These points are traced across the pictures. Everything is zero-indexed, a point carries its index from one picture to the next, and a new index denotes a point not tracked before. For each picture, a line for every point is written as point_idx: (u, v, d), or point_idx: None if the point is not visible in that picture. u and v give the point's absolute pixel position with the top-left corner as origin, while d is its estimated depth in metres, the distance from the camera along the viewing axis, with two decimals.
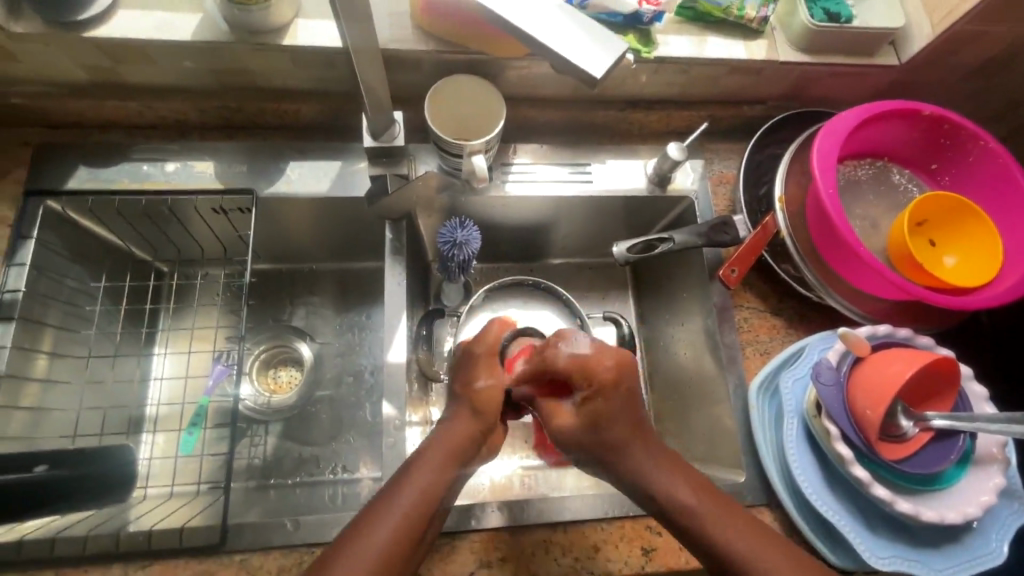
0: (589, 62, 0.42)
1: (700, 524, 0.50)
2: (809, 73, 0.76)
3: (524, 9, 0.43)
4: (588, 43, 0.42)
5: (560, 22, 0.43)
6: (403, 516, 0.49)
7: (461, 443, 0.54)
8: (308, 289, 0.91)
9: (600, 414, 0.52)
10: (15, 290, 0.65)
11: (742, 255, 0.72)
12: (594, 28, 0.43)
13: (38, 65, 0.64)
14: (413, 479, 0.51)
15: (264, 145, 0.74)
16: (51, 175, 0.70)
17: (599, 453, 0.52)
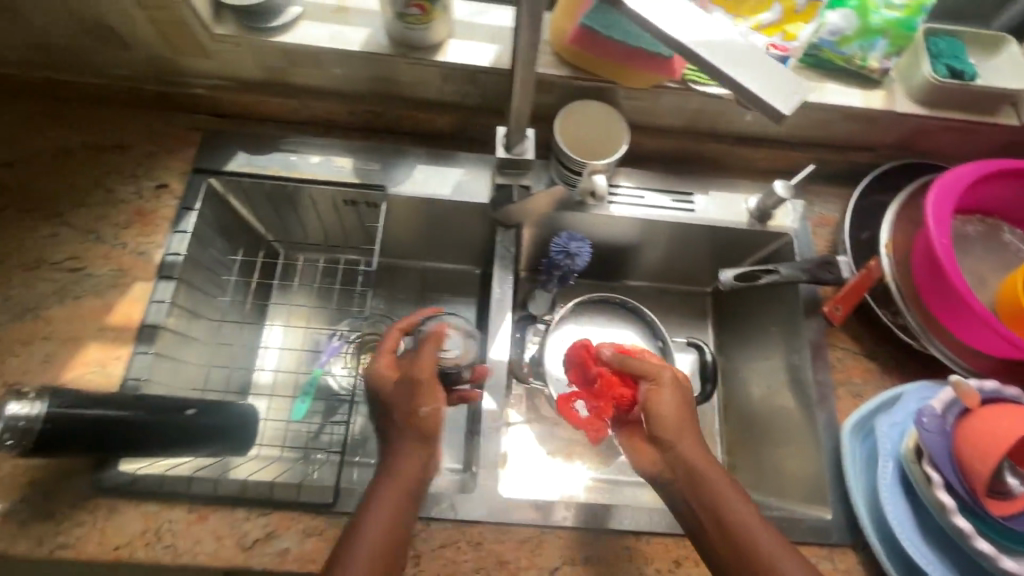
0: (770, 96, 0.37)
1: (738, 522, 0.55)
2: (924, 125, 0.77)
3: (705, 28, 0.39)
4: (774, 79, 0.37)
5: (745, 54, 0.38)
6: (382, 529, 0.54)
7: (412, 475, 0.58)
8: (407, 283, 0.97)
9: (674, 402, 0.63)
10: (178, 253, 0.74)
11: (848, 293, 0.74)
12: (771, 68, 0.38)
13: (224, 62, 0.74)
14: (380, 501, 0.56)
15: (396, 148, 0.81)
16: (215, 156, 0.79)
17: (674, 424, 0.61)
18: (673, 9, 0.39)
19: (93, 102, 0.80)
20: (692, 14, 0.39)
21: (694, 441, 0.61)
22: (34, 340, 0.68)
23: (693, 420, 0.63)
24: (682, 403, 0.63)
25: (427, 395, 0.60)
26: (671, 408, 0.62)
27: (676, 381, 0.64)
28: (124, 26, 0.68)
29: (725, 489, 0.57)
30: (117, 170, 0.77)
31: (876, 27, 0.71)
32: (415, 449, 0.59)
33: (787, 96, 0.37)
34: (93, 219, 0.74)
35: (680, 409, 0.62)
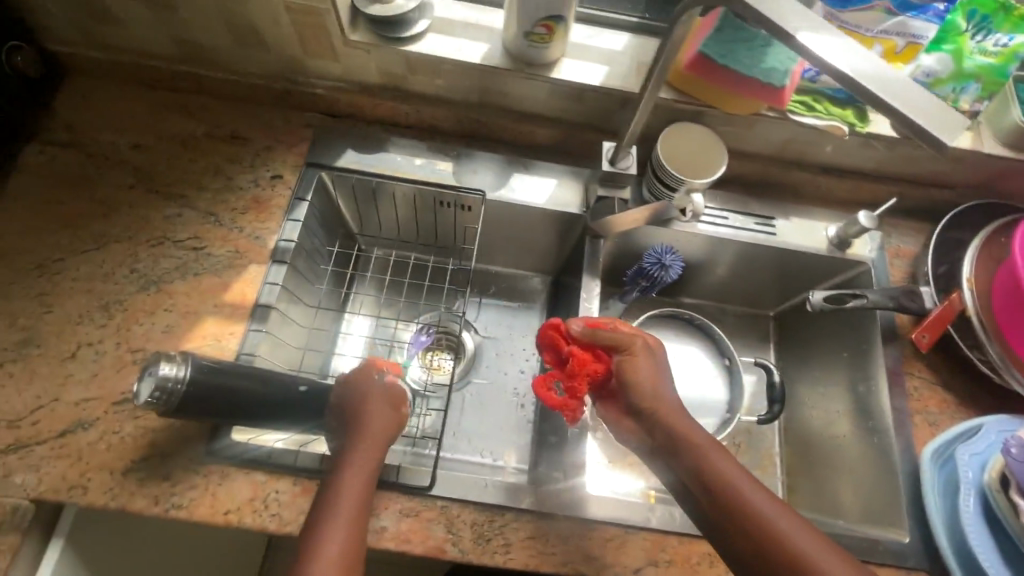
0: (936, 128, 0.41)
1: (719, 479, 0.58)
2: (1007, 167, 0.80)
3: (867, 61, 0.42)
4: (937, 112, 0.41)
5: (904, 86, 0.42)
6: (347, 518, 0.57)
7: (380, 439, 0.64)
8: (481, 286, 1.00)
9: (650, 371, 0.67)
10: (290, 240, 0.78)
11: (931, 322, 0.78)
12: (930, 100, 0.42)
13: (350, 66, 0.79)
14: (341, 494, 0.58)
15: (493, 157, 0.86)
16: (326, 152, 0.84)
17: (649, 390, 0.65)
18: (840, 43, 0.43)
19: (216, 94, 0.86)
20: (856, 48, 0.43)
21: (671, 405, 0.64)
22: (157, 311, 0.73)
23: (669, 386, 0.67)
24: (658, 372, 0.67)
25: (384, 402, 0.66)
26: (647, 377, 0.66)
27: (650, 349, 0.69)
28: (269, 27, 0.74)
29: (707, 447, 0.60)
30: (236, 159, 0.82)
31: (970, 72, 0.75)
32: (374, 439, 0.63)
33: (951, 127, 0.41)
34: (213, 202, 0.80)
35: (655, 374, 0.67)
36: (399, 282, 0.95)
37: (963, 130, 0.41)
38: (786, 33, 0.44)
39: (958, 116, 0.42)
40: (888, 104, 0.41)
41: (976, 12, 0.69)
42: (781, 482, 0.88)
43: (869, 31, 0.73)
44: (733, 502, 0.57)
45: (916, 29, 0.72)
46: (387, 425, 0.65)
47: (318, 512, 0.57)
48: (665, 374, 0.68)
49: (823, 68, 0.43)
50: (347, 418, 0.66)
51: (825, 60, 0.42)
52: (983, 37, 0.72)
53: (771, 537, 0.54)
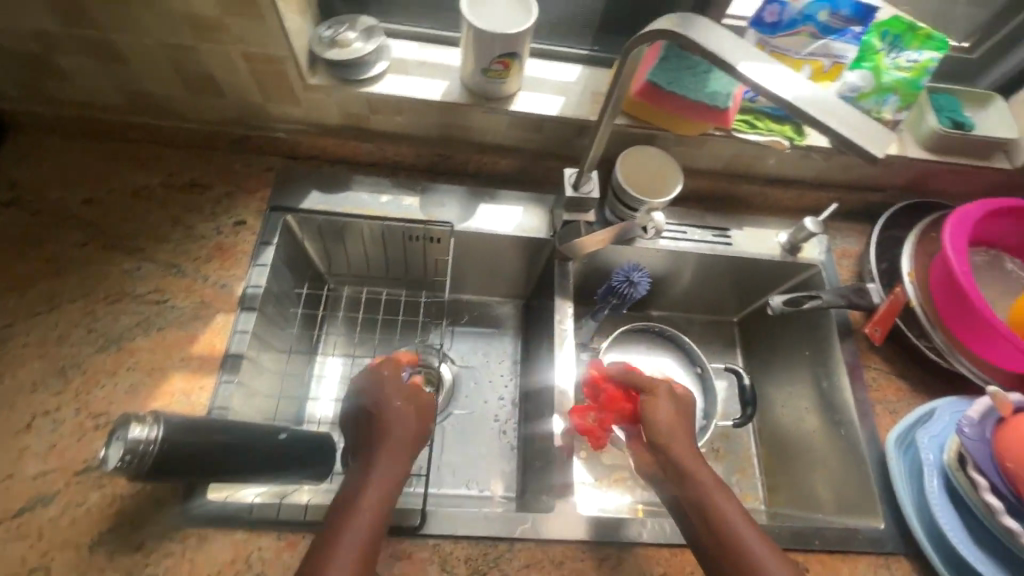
0: (868, 143, 0.44)
1: (724, 520, 0.59)
2: (930, 169, 0.87)
3: (794, 86, 0.46)
4: (866, 128, 0.45)
5: (831, 105, 0.45)
6: (369, 523, 0.55)
7: (406, 435, 0.63)
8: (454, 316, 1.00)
9: (669, 413, 0.68)
10: (258, 285, 0.77)
11: (882, 317, 0.82)
12: (855, 116, 0.45)
13: (309, 109, 0.80)
14: (364, 498, 0.57)
15: (457, 188, 0.87)
16: (289, 195, 0.83)
17: (663, 429, 0.67)
18: (773, 71, 0.47)
19: (170, 143, 0.84)
20: (789, 75, 0.47)
21: (686, 445, 0.66)
22: (120, 371, 0.69)
23: (687, 429, 0.68)
24: (678, 415, 0.68)
25: (409, 406, 0.66)
26: (666, 420, 0.67)
27: (676, 396, 0.71)
28: (225, 76, 0.74)
29: (713, 488, 0.61)
30: (197, 208, 0.81)
31: (887, 84, 0.81)
32: (404, 437, 0.63)
33: (881, 142, 0.44)
34: (174, 253, 0.77)
35: (674, 417, 0.68)
36: (372, 319, 0.94)
37: (889, 145, 0.44)
38: (722, 64, 0.48)
39: (883, 131, 0.45)
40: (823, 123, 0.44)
41: (888, 33, 0.79)
42: (760, 482, 0.91)
43: (797, 54, 0.79)
44: (726, 534, 0.58)
45: (838, 50, 0.79)
46: (415, 433, 0.64)
47: (338, 515, 0.56)
48: (687, 420, 0.69)
49: (762, 94, 0.47)
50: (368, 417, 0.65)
51: (760, 86, 0.46)
52: (896, 54, 0.80)
53: (759, 567, 0.55)
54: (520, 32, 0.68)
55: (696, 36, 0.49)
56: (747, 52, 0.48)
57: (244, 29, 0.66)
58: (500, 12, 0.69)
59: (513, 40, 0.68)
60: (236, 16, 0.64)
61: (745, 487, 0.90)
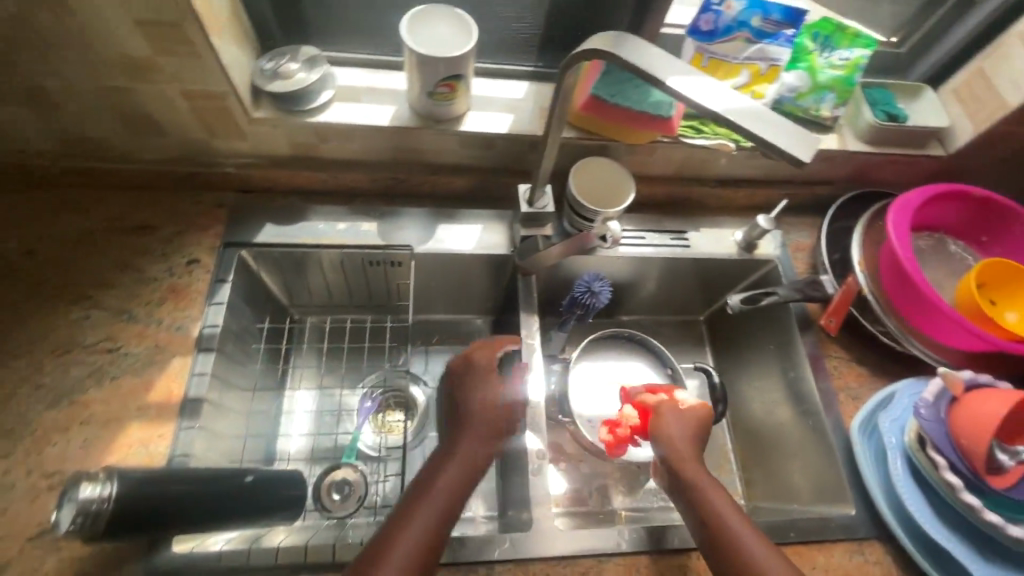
0: (791, 149, 0.45)
1: (723, 520, 0.62)
2: (871, 161, 0.91)
3: (721, 97, 0.47)
4: (790, 135, 0.46)
5: (757, 114, 0.46)
6: (440, 509, 0.58)
7: (491, 420, 0.68)
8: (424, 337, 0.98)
9: (675, 425, 0.74)
10: (215, 325, 0.75)
11: (836, 307, 0.85)
12: (782, 123, 0.46)
13: (256, 143, 0.79)
14: (444, 477, 0.61)
15: (415, 210, 0.87)
16: (243, 230, 0.82)
17: (665, 439, 0.72)
18: (700, 84, 0.48)
19: (115, 184, 0.82)
20: (716, 86, 0.48)
21: (690, 453, 0.70)
22: (72, 427, 0.67)
23: (693, 441, 0.73)
24: (690, 429, 0.74)
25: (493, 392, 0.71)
26: (676, 436, 0.72)
27: (694, 411, 0.76)
28: (166, 115, 0.72)
29: (708, 488, 0.65)
30: (147, 250, 0.79)
31: (823, 83, 0.84)
32: (484, 424, 0.67)
33: (806, 147, 0.45)
34: (126, 298, 0.75)
35: (682, 430, 0.73)
36: (338, 348, 0.92)
37: (817, 149, 0.45)
38: (651, 78, 0.49)
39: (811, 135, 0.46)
40: (749, 132, 0.45)
41: (819, 34, 0.83)
42: (738, 477, 0.92)
43: (735, 59, 0.82)
44: (720, 533, 0.61)
45: (773, 53, 0.81)
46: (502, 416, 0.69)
47: (417, 491, 0.60)
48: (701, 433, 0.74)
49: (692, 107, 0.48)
50: (461, 398, 0.71)
51: (688, 98, 0.47)
52: (828, 53, 0.83)
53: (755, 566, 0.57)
54: (462, 54, 0.68)
55: (625, 53, 0.50)
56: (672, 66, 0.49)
57: (180, 68, 0.65)
58: (440, 39, 0.70)
59: (456, 64, 0.69)
60: (170, 55, 0.63)
61: (724, 483, 0.91)
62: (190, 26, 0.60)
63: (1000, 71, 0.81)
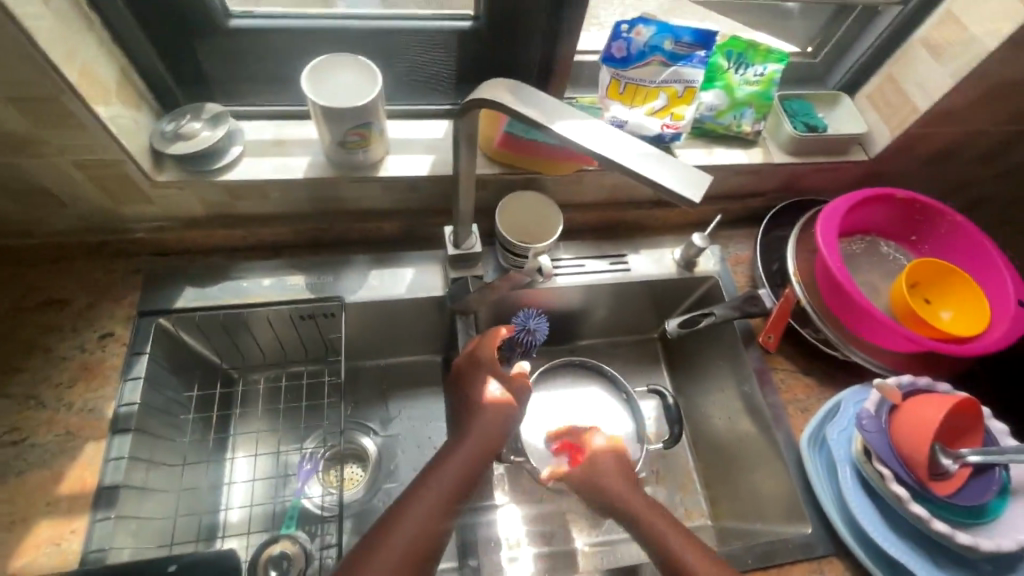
0: (682, 189, 0.45)
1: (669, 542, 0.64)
2: (797, 170, 0.92)
3: (612, 143, 0.47)
4: (680, 175, 0.45)
5: (647, 155, 0.46)
6: (449, 487, 0.64)
7: (498, 416, 0.71)
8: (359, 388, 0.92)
9: (603, 468, 0.74)
10: (132, 402, 0.70)
11: (774, 322, 0.85)
12: (675, 164, 0.46)
13: (166, 206, 0.75)
14: (454, 456, 0.67)
15: (345, 257, 0.84)
16: (162, 295, 0.78)
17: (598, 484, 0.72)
18: (588, 131, 0.48)
19: (19, 260, 0.77)
20: (606, 132, 0.48)
21: (632, 492, 0.71)
22: None
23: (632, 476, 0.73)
24: (616, 470, 0.73)
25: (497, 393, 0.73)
26: (604, 480, 0.72)
27: (613, 452, 0.76)
28: (61, 187, 0.69)
29: (645, 511, 0.68)
30: (56, 328, 0.74)
31: (741, 99, 0.85)
32: (490, 421, 0.71)
33: (696, 187, 0.45)
34: (33, 382, 0.71)
35: (616, 469, 0.73)
36: (274, 409, 0.87)
37: (710, 186, 0.45)
38: (541, 128, 0.49)
39: (705, 173, 0.46)
40: (639, 175, 0.45)
41: (732, 52, 0.84)
42: (703, 497, 0.90)
43: (652, 83, 0.81)
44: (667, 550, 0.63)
45: (688, 75, 0.81)
46: (503, 418, 0.72)
47: (433, 465, 0.67)
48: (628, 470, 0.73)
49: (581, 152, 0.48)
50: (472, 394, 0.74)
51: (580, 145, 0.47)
52: (744, 70, 0.85)
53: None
54: (369, 103, 0.67)
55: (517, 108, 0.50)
56: (564, 112, 0.49)
57: (65, 140, 0.61)
58: (345, 88, 0.68)
59: (363, 112, 0.67)
60: (52, 129, 0.60)
61: (689, 505, 0.90)
62: (67, 99, 0.57)
63: (907, 76, 0.82)
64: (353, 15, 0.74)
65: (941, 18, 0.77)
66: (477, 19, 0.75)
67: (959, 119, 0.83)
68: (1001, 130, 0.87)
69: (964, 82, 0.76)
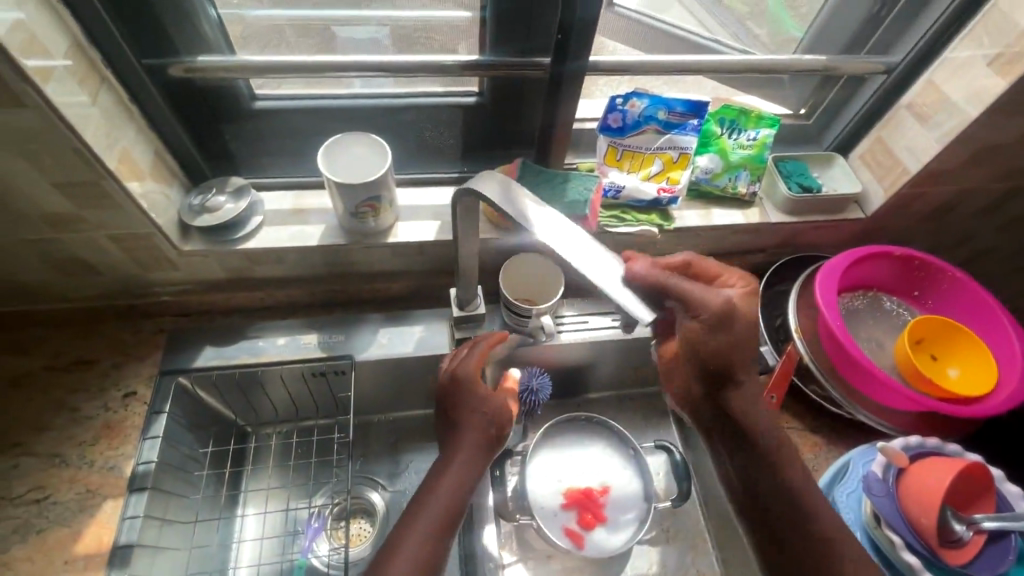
0: (635, 307, 0.49)
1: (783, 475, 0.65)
2: (795, 228, 0.94)
3: (584, 251, 0.51)
4: (626, 294, 0.50)
5: (612, 273, 0.51)
6: (433, 528, 0.62)
7: (477, 436, 0.67)
8: (364, 442, 0.93)
9: (732, 333, 0.60)
10: (149, 461, 0.73)
11: (777, 380, 0.85)
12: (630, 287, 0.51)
13: (191, 272, 0.81)
14: (441, 486, 0.65)
15: (357, 317, 0.88)
16: (181, 356, 0.82)
17: (714, 369, 0.62)
18: (564, 234, 0.51)
19: (53, 323, 0.83)
20: (577, 238, 0.52)
21: (747, 389, 0.65)
22: None
23: (746, 350, 0.62)
24: (736, 337, 0.61)
25: (471, 411, 0.69)
26: (712, 353, 0.61)
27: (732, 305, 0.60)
28: (95, 258, 0.74)
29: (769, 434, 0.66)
30: (82, 387, 0.78)
31: (735, 162, 0.89)
32: (473, 439, 0.67)
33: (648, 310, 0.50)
34: (58, 440, 0.74)
35: (727, 347, 0.61)
36: (286, 465, 0.88)
37: None
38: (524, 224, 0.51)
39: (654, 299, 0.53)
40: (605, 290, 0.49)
41: (724, 119, 0.89)
42: (716, 557, 0.88)
43: (648, 149, 0.86)
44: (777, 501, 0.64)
45: (683, 142, 0.85)
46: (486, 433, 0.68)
47: (421, 496, 0.65)
48: (724, 357, 0.61)
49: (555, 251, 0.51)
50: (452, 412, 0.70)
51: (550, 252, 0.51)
52: (737, 135, 0.89)
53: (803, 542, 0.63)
54: (380, 178, 0.72)
55: (506, 203, 0.53)
56: (547, 213, 0.53)
57: (102, 217, 0.67)
58: (356, 163, 0.74)
59: (374, 187, 0.72)
60: (91, 208, 0.66)
61: (700, 566, 0.88)
62: (106, 182, 0.63)
63: (896, 139, 0.85)
64: (366, 95, 0.81)
65: (923, 86, 0.81)
66: (481, 95, 0.82)
67: (951, 178, 0.85)
68: (995, 188, 0.89)
69: (951, 145, 0.78)
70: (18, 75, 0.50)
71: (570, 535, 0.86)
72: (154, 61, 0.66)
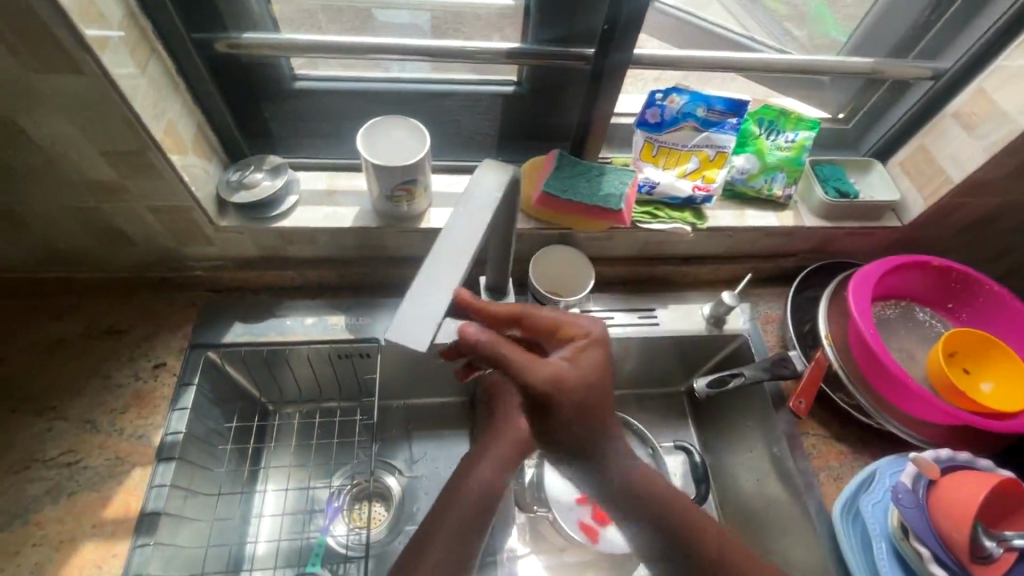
0: (399, 321, 0.45)
1: (654, 524, 0.61)
2: (829, 234, 0.93)
3: (450, 256, 0.49)
4: (421, 322, 0.46)
5: (436, 297, 0.47)
6: (455, 529, 0.62)
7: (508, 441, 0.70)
8: (382, 425, 0.93)
9: (576, 402, 0.52)
10: (178, 432, 0.74)
11: (805, 387, 0.84)
12: (430, 319, 0.46)
13: (225, 248, 0.82)
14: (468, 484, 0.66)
15: (385, 301, 0.88)
16: (211, 331, 0.83)
17: (581, 444, 0.54)
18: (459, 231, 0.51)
19: (86, 292, 0.84)
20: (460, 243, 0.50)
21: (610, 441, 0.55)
22: (23, 549, 0.66)
23: (597, 414, 0.53)
24: (586, 405, 0.52)
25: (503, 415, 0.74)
26: (568, 427, 0.52)
27: (577, 373, 0.53)
28: (133, 229, 0.75)
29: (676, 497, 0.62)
30: (113, 356, 0.80)
31: (772, 164, 0.88)
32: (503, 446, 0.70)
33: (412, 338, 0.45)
34: (89, 407, 0.76)
35: (583, 418, 0.52)
36: (306, 444, 0.89)
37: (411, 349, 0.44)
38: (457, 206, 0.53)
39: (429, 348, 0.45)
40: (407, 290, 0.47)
41: (764, 119, 0.88)
42: None
43: (684, 146, 0.85)
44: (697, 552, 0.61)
45: (721, 141, 0.84)
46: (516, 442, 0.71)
47: (449, 492, 0.65)
48: (587, 430, 0.53)
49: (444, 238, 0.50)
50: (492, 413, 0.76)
51: (437, 253, 0.50)
52: (775, 136, 0.88)
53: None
54: (417, 162, 0.72)
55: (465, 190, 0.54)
56: (479, 215, 0.52)
57: (144, 188, 0.68)
58: (396, 146, 0.73)
59: (411, 170, 0.72)
60: (135, 178, 0.66)
61: None
62: (152, 154, 0.63)
63: (939, 147, 0.84)
64: (403, 80, 0.82)
65: (973, 93, 0.79)
66: (519, 85, 0.82)
67: (996, 188, 0.83)
68: None
69: (999, 155, 0.76)
70: (79, 44, 0.51)
71: (585, 530, 0.85)
72: (203, 35, 0.67)
